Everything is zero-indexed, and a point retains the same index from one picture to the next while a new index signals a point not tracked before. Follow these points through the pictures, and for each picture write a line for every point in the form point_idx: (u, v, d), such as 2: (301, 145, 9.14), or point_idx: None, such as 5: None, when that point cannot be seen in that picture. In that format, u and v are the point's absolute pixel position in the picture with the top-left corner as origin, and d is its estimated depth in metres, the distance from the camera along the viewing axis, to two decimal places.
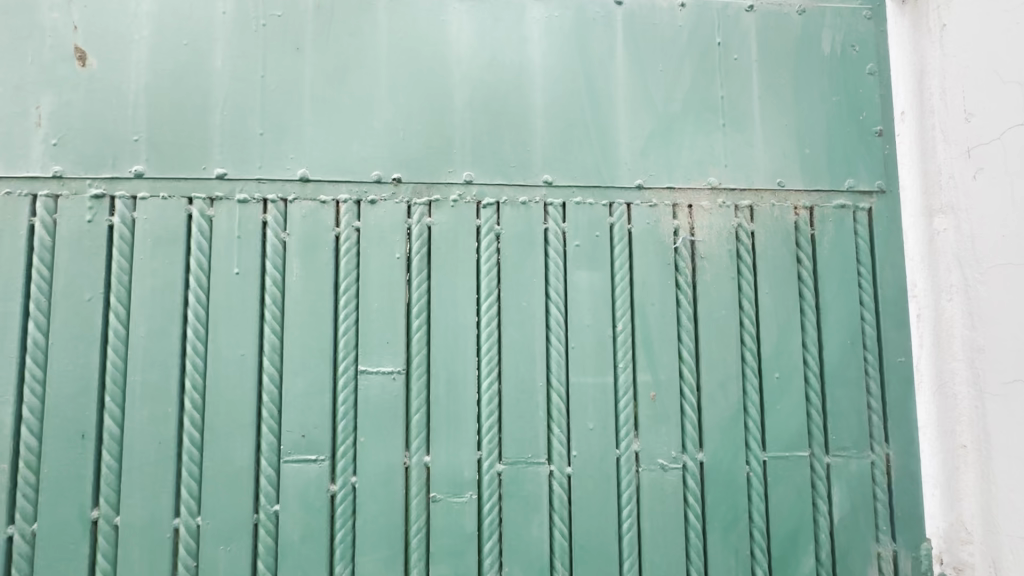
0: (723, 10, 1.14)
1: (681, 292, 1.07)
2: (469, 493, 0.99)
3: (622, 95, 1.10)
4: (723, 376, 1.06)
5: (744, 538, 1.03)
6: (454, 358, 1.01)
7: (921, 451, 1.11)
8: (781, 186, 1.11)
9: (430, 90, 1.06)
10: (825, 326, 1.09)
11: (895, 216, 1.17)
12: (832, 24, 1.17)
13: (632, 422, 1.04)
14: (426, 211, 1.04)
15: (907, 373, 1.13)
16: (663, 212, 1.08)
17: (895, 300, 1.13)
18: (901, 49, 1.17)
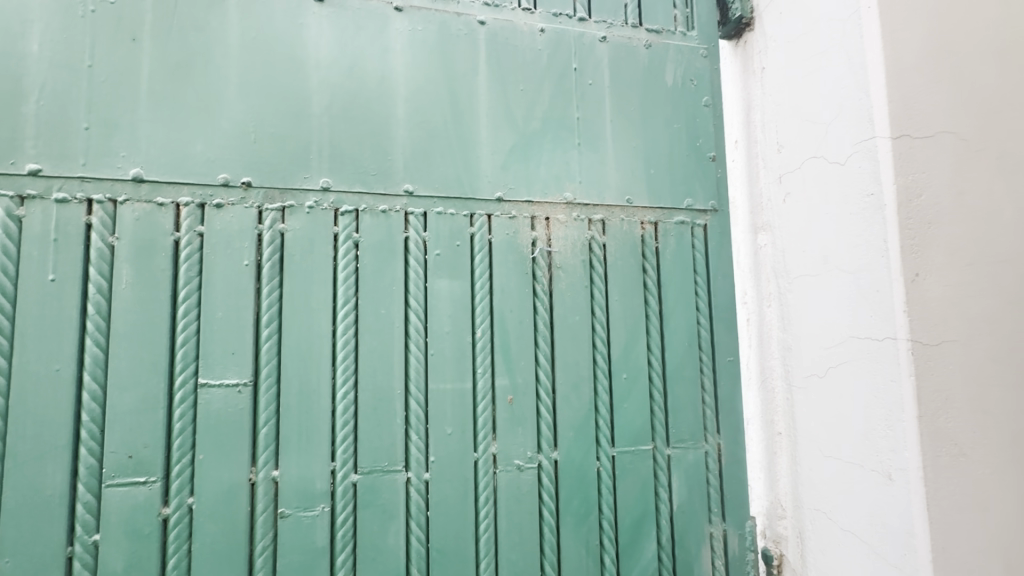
0: (579, 38, 1.23)
1: (538, 300, 1.13)
2: (321, 506, 0.97)
3: (484, 111, 1.15)
4: (576, 378, 1.13)
5: (594, 529, 1.11)
6: (308, 368, 0.99)
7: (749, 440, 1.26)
8: (630, 202, 1.22)
9: (286, 92, 1.03)
10: (667, 330, 1.21)
11: (727, 232, 1.32)
12: (675, 58, 1.30)
13: (490, 425, 1.08)
14: (279, 217, 1.00)
15: (737, 370, 1.27)
16: (522, 224, 1.14)
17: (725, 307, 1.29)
18: (732, 86, 1.35)
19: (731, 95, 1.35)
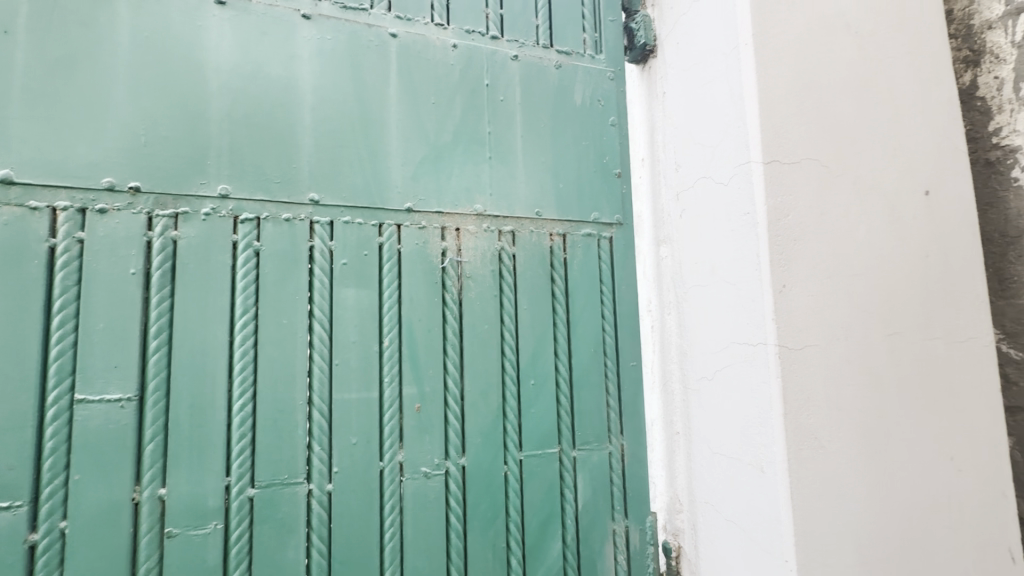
0: (491, 55, 1.27)
1: (447, 309, 1.16)
2: (214, 523, 0.94)
3: (395, 122, 1.16)
4: (485, 385, 1.17)
5: (501, 532, 1.14)
6: (201, 380, 0.95)
7: (651, 440, 1.35)
8: (539, 215, 1.27)
9: (182, 95, 1.00)
10: (573, 337, 1.27)
11: (632, 244, 1.41)
12: (584, 79, 1.38)
13: (397, 434, 1.09)
14: (171, 224, 0.97)
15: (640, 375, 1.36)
16: (431, 234, 1.16)
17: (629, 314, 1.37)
18: (638, 107, 1.45)
19: (637, 116, 1.44)
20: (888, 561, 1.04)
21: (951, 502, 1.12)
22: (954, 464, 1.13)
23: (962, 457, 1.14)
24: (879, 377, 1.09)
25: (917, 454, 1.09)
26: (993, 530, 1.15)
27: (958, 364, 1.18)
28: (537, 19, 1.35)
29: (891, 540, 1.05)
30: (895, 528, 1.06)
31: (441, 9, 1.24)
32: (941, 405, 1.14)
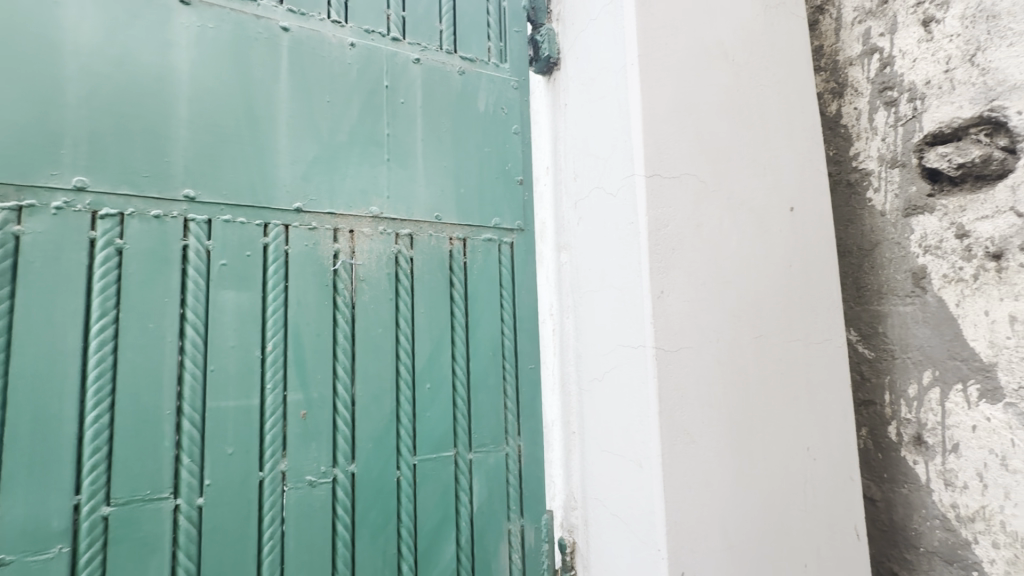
0: (391, 57, 1.27)
1: (339, 312, 1.13)
2: (59, 547, 0.86)
3: (285, 119, 1.12)
4: (378, 390, 1.15)
5: (391, 538, 1.13)
6: (45, 391, 0.87)
7: (548, 440, 1.40)
8: (438, 219, 1.28)
9: (30, 77, 0.91)
10: (471, 341, 1.29)
11: (533, 248, 1.46)
12: (487, 87, 1.41)
13: (279, 442, 1.04)
14: (13, 217, 0.87)
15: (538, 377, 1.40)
16: (323, 235, 1.13)
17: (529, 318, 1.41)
18: (542, 118, 1.50)
19: (541, 125, 1.50)
20: (749, 543, 1.14)
21: (805, 486, 1.24)
22: (809, 452, 1.26)
23: (815, 446, 1.27)
24: (744, 375, 1.20)
25: (776, 444, 1.21)
26: (842, 511, 1.29)
27: (814, 363, 1.31)
28: (440, 24, 1.36)
29: (753, 524, 1.15)
30: (756, 513, 1.16)
31: (338, 6, 1.22)
32: (799, 400, 1.27)
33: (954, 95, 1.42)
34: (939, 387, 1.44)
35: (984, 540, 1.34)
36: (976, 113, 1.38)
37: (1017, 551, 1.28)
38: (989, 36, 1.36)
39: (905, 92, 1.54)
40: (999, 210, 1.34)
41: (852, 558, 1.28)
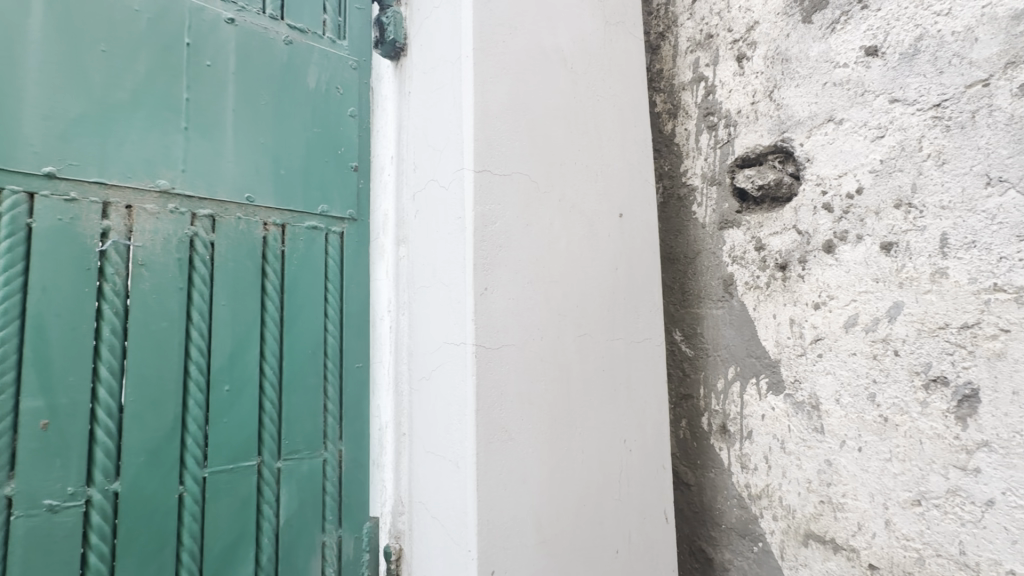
0: (198, 12, 1.18)
1: (104, 303, 1.03)
2: None
3: (40, 69, 0.99)
4: (156, 396, 1.07)
5: (167, 565, 1.05)
6: None
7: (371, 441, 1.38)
8: (249, 201, 1.22)
9: None
10: (286, 337, 1.26)
11: (364, 239, 1.43)
12: (319, 62, 1.37)
13: (5, 461, 0.93)
14: None
15: (364, 375, 1.40)
16: (89, 208, 1.02)
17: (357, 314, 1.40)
18: (391, 103, 1.43)
19: (387, 112, 1.44)
20: (562, 535, 1.17)
21: (619, 476, 1.32)
22: (625, 444, 1.35)
23: (630, 438, 1.36)
24: (566, 372, 1.24)
25: (594, 438, 1.27)
26: (653, 497, 1.40)
27: (633, 361, 1.41)
28: None
29: (567, 517, 1.19)
30: (571, 505, 1.20)
31: None
32: (619, 395, 1.35)
33: (757, 124, 1.62)
34: (740, 381, 1.64)
35: (767, 514, 1.55)
36: (772, 142, 1.59)
37: (789, 521, 1.49)
38: (782, 76, 1.57)
39: (722, 118, 1.73)
40: (785, 227, 1.55)
41: (658, 539, 1.39)
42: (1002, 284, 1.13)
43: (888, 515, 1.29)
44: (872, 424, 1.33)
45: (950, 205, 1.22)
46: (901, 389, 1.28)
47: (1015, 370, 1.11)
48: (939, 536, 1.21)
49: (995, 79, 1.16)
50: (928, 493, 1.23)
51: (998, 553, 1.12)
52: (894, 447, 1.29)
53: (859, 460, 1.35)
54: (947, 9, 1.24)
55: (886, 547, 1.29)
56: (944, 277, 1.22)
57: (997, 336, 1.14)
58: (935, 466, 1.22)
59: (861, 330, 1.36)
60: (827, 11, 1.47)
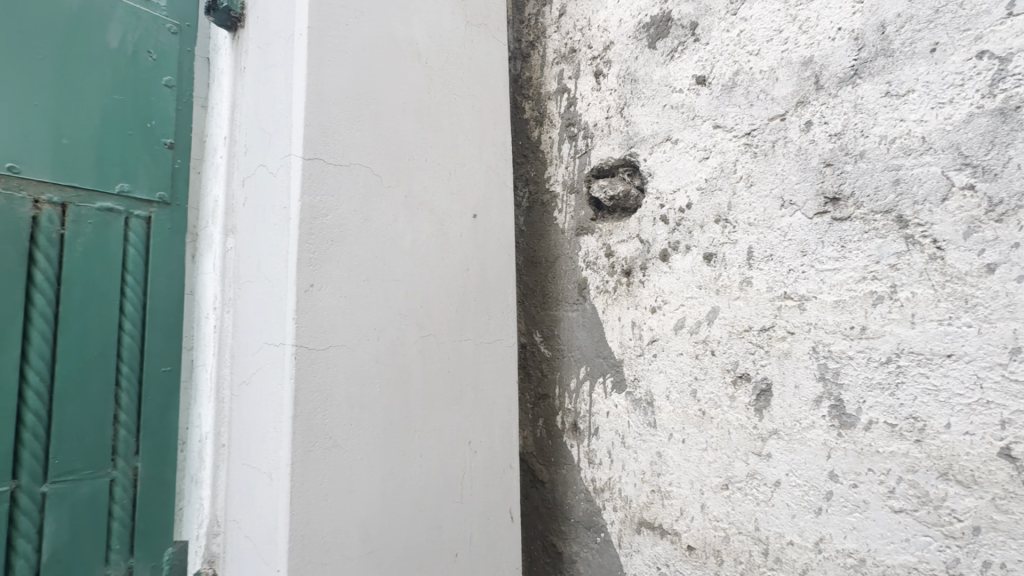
0: None
1: None
2: None
3: None
4: None
5: None
6: None
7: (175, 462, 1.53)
8: (13, 171, 1.31)
9: None
10: (62, 317, 1.37)
11: (179, 224, 1.60)
12: (125, 21, 1.50)
13: None
14: None
15: (169, 379, 1.54)
16: None
17: (160, 307, 1.54)
18: (227, 80, 1.34)
19: (225, 92, 1.34)
20: (392, 543, 1.13)
21: (460, 478, 1.31)
22: (470, 445, 1.34)
23: (474, 440, 1.36)
24: (406, 373, 1.20)
25: (434, 440, 1.25)
26: (498, 498, 1.41)
27: (482, 362, 1.41)
28: None
29: (400, 523, 1.15)
30: (405, 511, 1.16)
31: None
32: (465, 395, 1.35)
33: (610, 138, 1.73)
34: (589, 380, 1.72)
35: (609, 505, 1.64)
36: (622, 155, 1.69)
37: (626, 511, 1.59)
38: (631, 95, 1.68)
39: (581, 130, 1.82)
40: (630, 236, 1.66)
41: (503, 539, 1.41)
42: (790, 292, 1.31)
43: (704, 499, 1.43)
44: (693, 417, 1.47)
45: (756, 222, 1.38)
46: (716, 385, 1.43)
47: (798, 366, 1.29)
48: (741, 515, 1.36)
49: (789, 115, 1.34)
50: (733, 478, 1.38)
51: (782, 526, 1.29)
52: (709, 437, 1.43)
53: (682, 450, 1.48)
54: (758, 50, 1.41)
55: (701, 529, 1.43)
56: (749, 286, 1.38)
57: (786, 337, 1.31)
58: (739, 453, 1.37)
59: (687, 332, 1.49)
60: (668, 39, 1.60)
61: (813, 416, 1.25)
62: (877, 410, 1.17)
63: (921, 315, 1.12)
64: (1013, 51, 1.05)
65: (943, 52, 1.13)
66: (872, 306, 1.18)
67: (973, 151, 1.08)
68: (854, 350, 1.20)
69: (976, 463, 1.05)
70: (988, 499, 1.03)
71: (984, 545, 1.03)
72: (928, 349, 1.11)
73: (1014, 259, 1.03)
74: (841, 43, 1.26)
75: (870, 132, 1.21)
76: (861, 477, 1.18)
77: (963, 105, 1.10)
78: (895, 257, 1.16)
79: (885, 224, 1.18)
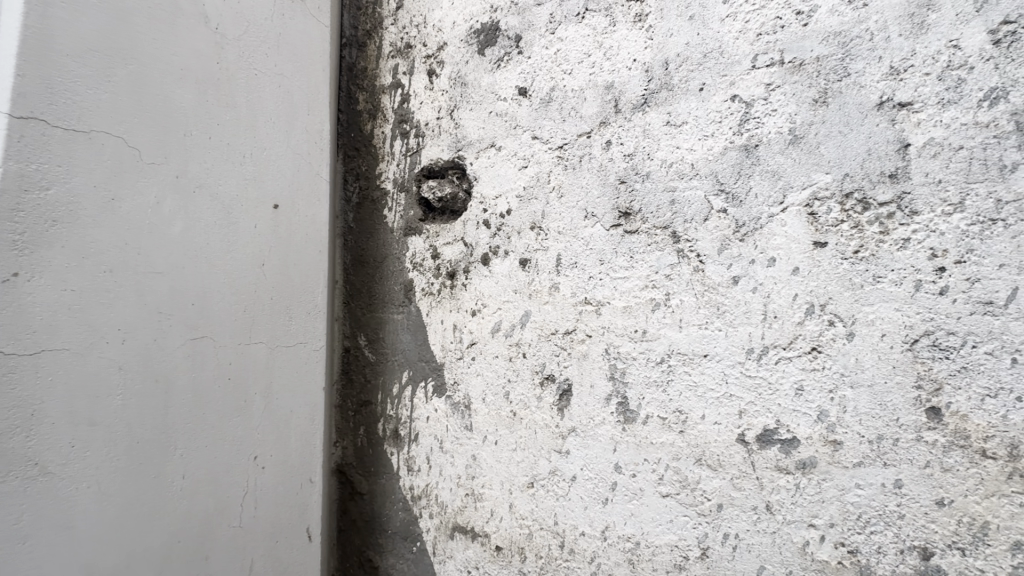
0: None
1: None
2: None
3: None
4: None
5: None
6: None
7: None
8: None
9: None
10: None
11: None
12: None
13: None
14: None
15: None
16: None
17: None
18: None
19: None
20: (132, 551, 1.14)
21: (231, 478, 1.31)
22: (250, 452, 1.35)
23: (253, 438, 1.36)
24: (160, 376, 1.19)
25: (193, 441, 1.24)
26: (287, 500, 1.42)
27: (272, 356, 1.39)
28: None
29: (140, 541, 1.15)
30: (146, 528, 1.16)
31: None
32: (250, 398, 1.35)
33: (440, 139, 1.71)
34: (411, 385, 1.67)
35: (425, 513, 1.61)
36: (450, 157, 1.69)
37: (442, 517, 1.57)
38: (461, 98, 1.69)
39: (413, 128, 1.78)
40: (455, 239, 1.65)
41: (288, 535, 1.43)
42: (590, 298, 1.40)
43: (512, 499, 1.47)
44: (505, 418, 1.50)
45: (564, 231, 1.46)
46: (525, 387, 1.47)
47: (593, 367, 1.38)
48: (543, 512, 1.42)
49: (594, 133, 1.44)
50: (538, 476, 1.43)
51: (576, 519, 1.36)
52: (518, 438, 1.47)
53: (494, 452, 1.50)
54: (571, 69, 1.49)
55: (508, 529, 1.46)
56: (557, 291, 1.45)
57: (585, 340, 1.40)
58: (543, 452, 1.43)
59: (502, 335, 1.52)
60: (495, 48, 1.63)
61: (604, 413, 1.35)
62: (652, 406, 1.29)
63: (686, 320, 1.27)
64: (755, 98, 1.24)
65: (708, 92, 1.30)
66: (651, 311, 1.31)
67: (727, 180, 1.26)
68: (636, 351, 1.32)
69: (721, 448, 1.21)
70: (728, 479, 1.20)
71: (724, 519, 1.19)
72: (690, 350, 1.26)
73: (751, 273, 1.21)
74: (635, 73, 1.40)
75: (654, 155, 1.35)
76: (638, 467, 1.30)
77: (720, 139, 1.27)
78: (669, 269, 1.30)
79: (663, 239, 1.32)
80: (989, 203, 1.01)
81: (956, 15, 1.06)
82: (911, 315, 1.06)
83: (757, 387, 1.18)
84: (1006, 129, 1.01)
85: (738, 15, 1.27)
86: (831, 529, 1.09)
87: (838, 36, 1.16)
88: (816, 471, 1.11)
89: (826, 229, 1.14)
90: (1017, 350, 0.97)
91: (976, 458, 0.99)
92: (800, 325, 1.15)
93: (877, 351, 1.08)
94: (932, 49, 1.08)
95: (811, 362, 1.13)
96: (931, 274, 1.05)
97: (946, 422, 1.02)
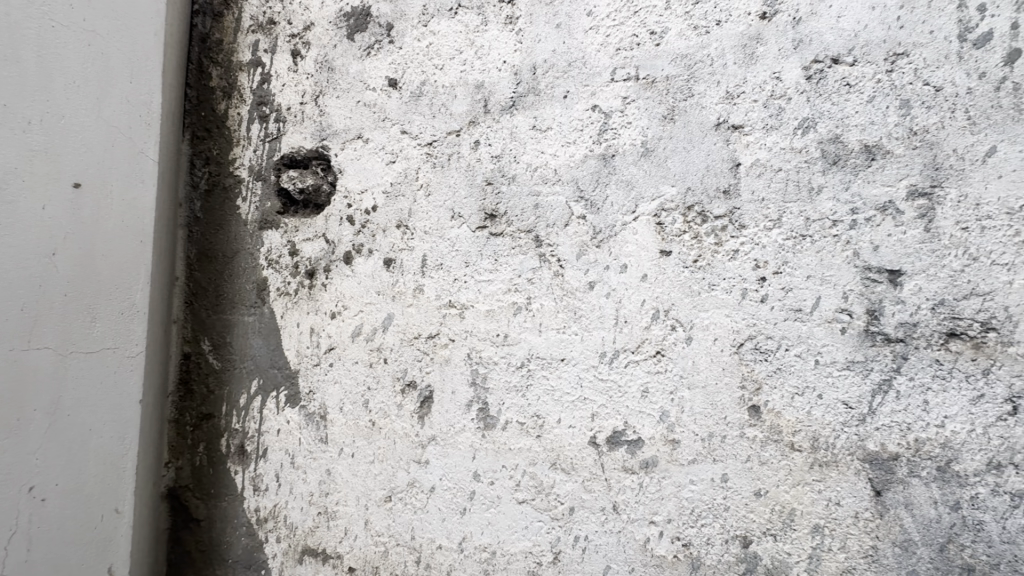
0: None
1: None
2: None
3: None
4: None
5: None
6: None
7: None
8: None
9: None
10: None
11: None
12: None
13: None
14: None
15: None
16: None
17: None
18: None
19: None
20: None
21: None
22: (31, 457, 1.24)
23: (26, 443, 1.23)
24: None
25: None
26: (81, 514, 1.31)
27: (64, 351, 1.28)
28: None
29: None
30: None
31: None
32: (33, 396, 1.23)
33: (303, 126, 1.57)
34: (261, 396, 1.51)
35: (272, 537, 1.45)
36: (314, 146, 1.56)
37: (290, 540, 1.43)
38: (327, 84, 1.56)
39: (274, 112, 1.62)
40: (316, 235, 1.52)
41: (79, 554, 1.30)
42: (454, 301, 1.36)
43: (367, 515, 1.37)
44: (363, 429, 1.40)
45: (430, 231, 1.40)
46: (385, 395, 1.39)
47: (455, 373, 1.33)
48: (399, 527, 1.34)
49: (463, 132, 1.40)
50: (395, 489, 1.35)
51: (434, 532, 1.30)
52: (376, 449, 1.38)
53: (351, 465, 1.40)
54: (442, 65, 1.45)
55: (362, 548, 1.36)
56: (421, 293, 1.39)
57: (448, 345, 1.35)
58: (402, 463, 1.35)
59: (363, 339, 1.43)
60: (366, 34, 1.54)
61: (464, 420, 1.31)
62: (512, 411, 1.28)
63: (545, 324, 1.27)
64: (612, 110, 1.28)
65: (571, 100, 1.32)
66: (513, 316, 1.30)
67: (586, 188, 1.28)
68: (498, 356, 1.30)
69: (574, 451, 1.22)
70: (579, 482, 1.21)
71: (576, 522, 1.20)
72: (549, 354, 1.26)
73: (605, 278, 1.24)
74: (505, 75, 1.38)
75: (520, 159, 1.34)
76: (496, 474, 1.27)
77: (581, 147, 1.30)
78: (531, 272, 1.30)
79: (526, 242, 1.31)
80: (800, 221, 1.13)
81: (780, 50, 1.17)
82: (738, 321, 1.14)
83: (608, 390, 1.21)
84: (814, 155, 1.13)
85: (600, 28, 1.31)
86: (668, 524, 1.14)
87: (685, 58, 1.24)
88: (656, 469, 1.16)
89: (671, 239, 1.21)
90: (819, 352, 1.09)
91: (786, 451, 1.09)
92: (647, 330, 1.20)
93: (710, 354, 1.16)
94: (760, 79, 1.18)
95: (656, 365, 1.18)
96: (754, 283, 1.14)
97: (763, 419, 1.11)
